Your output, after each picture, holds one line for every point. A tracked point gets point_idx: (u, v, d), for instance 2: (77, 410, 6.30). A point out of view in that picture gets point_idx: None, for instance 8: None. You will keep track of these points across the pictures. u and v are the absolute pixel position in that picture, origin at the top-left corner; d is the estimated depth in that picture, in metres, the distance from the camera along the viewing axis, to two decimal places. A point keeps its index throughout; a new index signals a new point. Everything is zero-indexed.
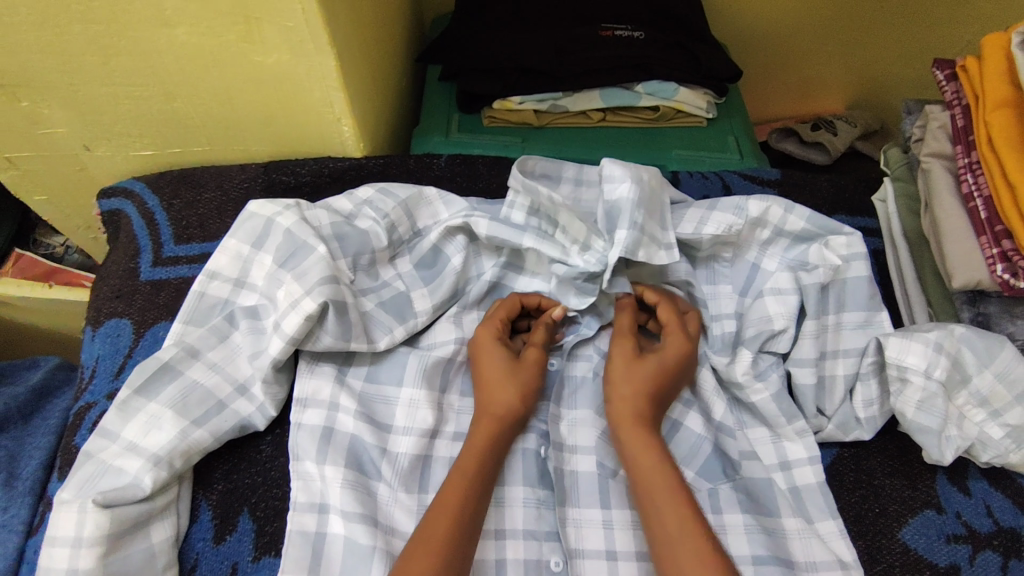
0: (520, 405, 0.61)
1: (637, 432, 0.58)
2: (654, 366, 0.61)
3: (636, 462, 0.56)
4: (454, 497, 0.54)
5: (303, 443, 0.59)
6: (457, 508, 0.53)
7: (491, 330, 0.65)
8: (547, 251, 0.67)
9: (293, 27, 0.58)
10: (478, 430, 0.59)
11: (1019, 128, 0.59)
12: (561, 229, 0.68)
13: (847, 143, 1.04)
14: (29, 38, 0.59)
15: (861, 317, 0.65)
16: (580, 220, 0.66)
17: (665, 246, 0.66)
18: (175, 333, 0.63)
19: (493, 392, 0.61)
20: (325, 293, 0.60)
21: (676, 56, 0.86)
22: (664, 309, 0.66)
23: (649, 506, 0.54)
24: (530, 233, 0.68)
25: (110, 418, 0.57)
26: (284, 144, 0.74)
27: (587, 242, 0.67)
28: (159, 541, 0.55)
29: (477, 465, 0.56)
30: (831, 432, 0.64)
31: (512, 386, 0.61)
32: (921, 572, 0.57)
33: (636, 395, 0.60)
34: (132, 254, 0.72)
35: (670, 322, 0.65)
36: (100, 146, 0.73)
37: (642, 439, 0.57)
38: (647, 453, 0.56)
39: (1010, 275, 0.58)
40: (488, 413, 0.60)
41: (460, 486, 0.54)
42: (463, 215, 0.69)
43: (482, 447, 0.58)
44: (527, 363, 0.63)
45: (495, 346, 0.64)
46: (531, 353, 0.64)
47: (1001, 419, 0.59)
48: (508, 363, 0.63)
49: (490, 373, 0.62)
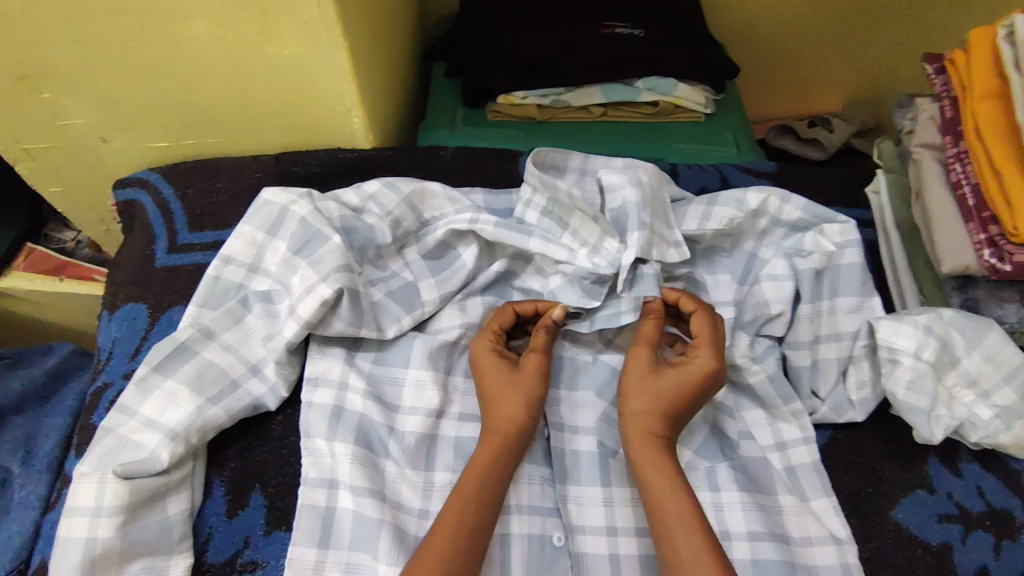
0: (525, 419, 0.60)
1: (647, 451, 0.58)
2: (671, 381, 0.60)
3: (650, 482, 0.56)
4: (455, 516, 0.54)
5: (314, 422, 0.61)
6: (462, 531, 0.53)
7: (488, 341, 0.64)
8: (552, 254, 0.68)
9: (308, 20, 0.61)
10: (482, 448, 0.59)
11: (1004, 118, 0.61)
12: (571, 231, 0.69)
13: (843, 139, 1.06)
14: (55, 31, 0.61)
15: (853, 302, 0.67)
16: (592, 223, 0.69)
17: (674, 245, 0.69)
18: (191, 315, 0.65)
19: (497, 407, 0.61)
20: (341, 281, 0.62)
21: (676, 53, 0.88)
22: (699, 320, 0.63)
23: (660, 527, 0.54)
24: (536, 236, 0.69)
25: (129, 396, 0.60)
26: (295, 135, 0.77)
27: (598, 244, 0.69)
28: (175, 513, 0.57)
29: (479, 485, 0.56)
30: (824, 414, 0.65)
31: (517, 399, 0.61)
32: (912, 549, 0.59)
33: (648, 411, 0.59)
34: (148, 241, 0.74)
35: (701, 334, 0.62)
36: (117, 138, 0.75)
37: (656, 458, 0.57)
38: (659, 474, 0.56)
39: (996, 259, 0.60)
40: (495, 428, 0.60)
41: (464, 504, 0.55)
42: (468, 215, 0.69)
43: (485, 467, 0.57)
44: (527, 373, 0.62)
45: (495, 359, 0.63)
46: (532, 361, 0.62)
47: (989, 400, 0.61)
48: (509, 377, 0.62)
49: (492, 388, 0.62)
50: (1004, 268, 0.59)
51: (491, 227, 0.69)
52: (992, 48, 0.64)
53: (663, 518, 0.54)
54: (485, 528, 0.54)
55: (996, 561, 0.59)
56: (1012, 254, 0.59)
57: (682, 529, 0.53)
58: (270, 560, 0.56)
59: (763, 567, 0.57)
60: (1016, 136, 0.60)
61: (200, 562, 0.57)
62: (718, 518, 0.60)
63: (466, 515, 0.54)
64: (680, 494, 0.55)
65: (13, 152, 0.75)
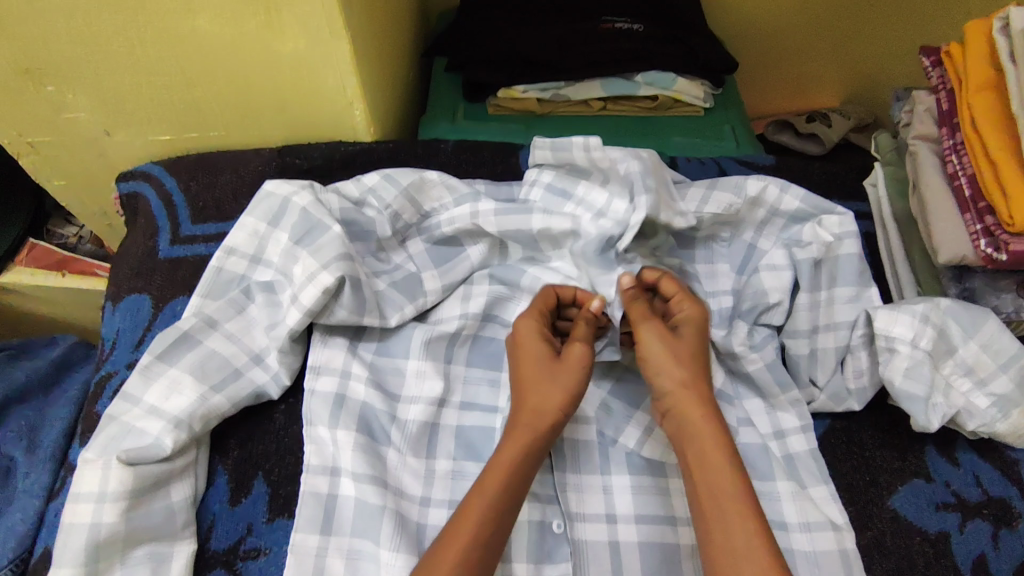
0: (560, 410, 0.56)
1: (696, 420, 0.54)
2: (693, 339, 0.58)
3: (696, 456, 0.53)
4: (480, 507, 0.51)
5: (316, 410, 0.62)
6: (484, 518, 0.51)
7: (532, 321, 0.61)
8: (557, 227, 0.69)
9: (311, 13, 0.61)
10: (512, 434, 0.55)
11: (998, 110, 0.62)
12: (575, 200, 0.70)
13: (841, 134, 1.07)
14: (60, 24, 0.62)
15: (851, 291, 0.67)
16: (598, 188, 0.70)
17: (680, 213, 0.68)
18: (194, 306, 0.66)
19: (533, 393, 0.57)
20: (342, 268, 0.63)
21: (674, 47, 0.89)
22: (670, 282, 0.63)
23: (711, 506, 0.51)
24: (537, 214, 0.69)
25: (133, 383, 0.60)
26: (297, 128, 0.77)
27: (604, 209, 0.69)
28: (178, 500, 0.57)
29: (508, 474, 0.53)
30: (822, 402, 0.66)
31: (548, 385, 0.57)
32: (910, 537, 0.60)
33: (687, 373, 0.56)
34: (151, 233, 0.75)
35: (679, 291, 0.62)
36: (120, 131, 0.75)
37: (709, 430, 0.53)
38: (710, 447, 0.53)
39: (993, 249, 0.60)
40: (523, 419, 0.56)
41: (488, 495, 0.52)
42: (468, 207, 0.71)
43: (516, 459, 0.54)
44: (569, 363, 0.57)
45: (536, 341, 0.59)
46: (575, 351, 0.58)
47: (986, 389, 0.62)
48: (549, 360, 0.58)
49: (529, 373, 0.58)
50: (1000, 258, 0.59)
51: (492, 216, 0.69)
52: (988, 41, 0.65)
53: (713, 495, 0.51)
54: (508, 515, 0.52)
55: (995, 550, 0.59)
56: (1008, 243, 0.59)
57: (733, 508, 0.50)
58: (273, 547, 0.57)
59: None
60: (1010, 128, 0.61)
61: (204, 549, 0.57)
62: None
63: (492, 506, 0.51)
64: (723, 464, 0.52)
65: (17, 145, 0.76)
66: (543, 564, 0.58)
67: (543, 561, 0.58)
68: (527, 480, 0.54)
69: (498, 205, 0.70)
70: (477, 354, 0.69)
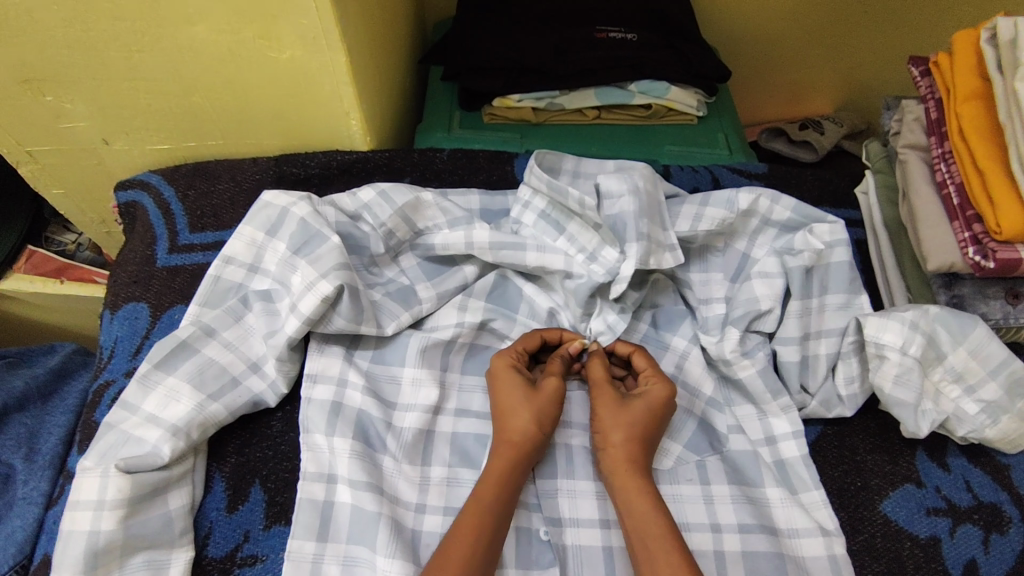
0: (536, 433, 0.61)
1: (628, 476, 0.58)
2: (640, 410, 0.61)
3: (631, 509, 0.56)
4: (468, 530, 0.54)
5: (313, 417, 0.63)
6: (474, 541, 0.54)
7: (507, 358, 0.65)
8: (550, 264, 0.70)
9: (307, 24, 0.62)
10: (494, 457, 0.59)
11: (986, 119, 0.63)
12: (567, 236, 0.72)
13: (833, 141, 1.08)
14: (60, 36, 0.62)
15: (842, 299, 0.69)
16: (591, 231, 0.71)
17: (669, 248, 0.70)
18: (192, 315, 0.67)
19: (508, 418, 0.61)
20: (341, 277, 0.64)
21: (667, 56, 0.90)
22: (641, 356, 0.66)
23: (642, 549, 0.54)
24: (532, 249, 0.71)
25: (132, 392, 0.61)
26: (295, 136, 0.78)
27: (595, 251, 0.70)
28: (176, 507, 0.58)
29: (496, 490, 0.57)
30: (814, 408, 0.66)
31: (528, 413, 0.61)
32: (900, 542, 0.60)
33: (627, 442, 0.60)
34: (149, 241, 0.76)
35: (651, 366, 0.65)
36: (119, 140, 0.76)
37: (636, 484, 0.58)
38: (643, 506, 0.56)
39: (980, 257, 0.61)
40: (507, 439, 0.60)
41: (473, 514, 0.55)
42: (463, 234, 0.71)
43: (500, 475, 0.58)
44: (544, 393, 0.63)
45: (512, 375, 0.64)
46: (548, 383, 0.63)
47: (976, 395, 0.63)
48: (526, 390, 0.63)
49: (507, 401, 0.62)
50: (987, 266, 0.60)
51: (488, 247, 0.71)
52: (975, 51, 0.65)
53: (648, 545, 0.54)
54: (498, 531, 0.55)
55: (986, 555, 0.60)
56: (995, 251, 0.60)
57: (663, 555, 0.53)
58: (270, 554, 0.57)
59: (754, 559, 0.59)
60: (995, 137, 0.62)
61: (201, 555, 0.57)
62: (709, 510, 0.62)
63: (475, 533, 0.54)
64: (656, 514, 0.55)
65: (16, 154, 0.76)
66: (531, 569, 0.59)
67: (531, 567, 0.59)
68: (514, 495, 0.58)
69: (493, 237, 0.71)
70: (472, 362, 0.70)
